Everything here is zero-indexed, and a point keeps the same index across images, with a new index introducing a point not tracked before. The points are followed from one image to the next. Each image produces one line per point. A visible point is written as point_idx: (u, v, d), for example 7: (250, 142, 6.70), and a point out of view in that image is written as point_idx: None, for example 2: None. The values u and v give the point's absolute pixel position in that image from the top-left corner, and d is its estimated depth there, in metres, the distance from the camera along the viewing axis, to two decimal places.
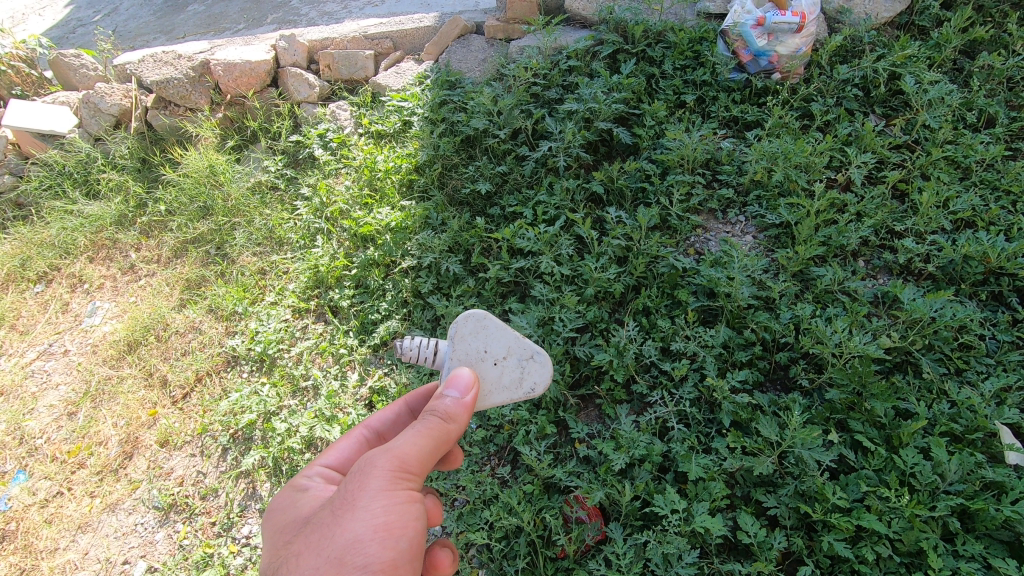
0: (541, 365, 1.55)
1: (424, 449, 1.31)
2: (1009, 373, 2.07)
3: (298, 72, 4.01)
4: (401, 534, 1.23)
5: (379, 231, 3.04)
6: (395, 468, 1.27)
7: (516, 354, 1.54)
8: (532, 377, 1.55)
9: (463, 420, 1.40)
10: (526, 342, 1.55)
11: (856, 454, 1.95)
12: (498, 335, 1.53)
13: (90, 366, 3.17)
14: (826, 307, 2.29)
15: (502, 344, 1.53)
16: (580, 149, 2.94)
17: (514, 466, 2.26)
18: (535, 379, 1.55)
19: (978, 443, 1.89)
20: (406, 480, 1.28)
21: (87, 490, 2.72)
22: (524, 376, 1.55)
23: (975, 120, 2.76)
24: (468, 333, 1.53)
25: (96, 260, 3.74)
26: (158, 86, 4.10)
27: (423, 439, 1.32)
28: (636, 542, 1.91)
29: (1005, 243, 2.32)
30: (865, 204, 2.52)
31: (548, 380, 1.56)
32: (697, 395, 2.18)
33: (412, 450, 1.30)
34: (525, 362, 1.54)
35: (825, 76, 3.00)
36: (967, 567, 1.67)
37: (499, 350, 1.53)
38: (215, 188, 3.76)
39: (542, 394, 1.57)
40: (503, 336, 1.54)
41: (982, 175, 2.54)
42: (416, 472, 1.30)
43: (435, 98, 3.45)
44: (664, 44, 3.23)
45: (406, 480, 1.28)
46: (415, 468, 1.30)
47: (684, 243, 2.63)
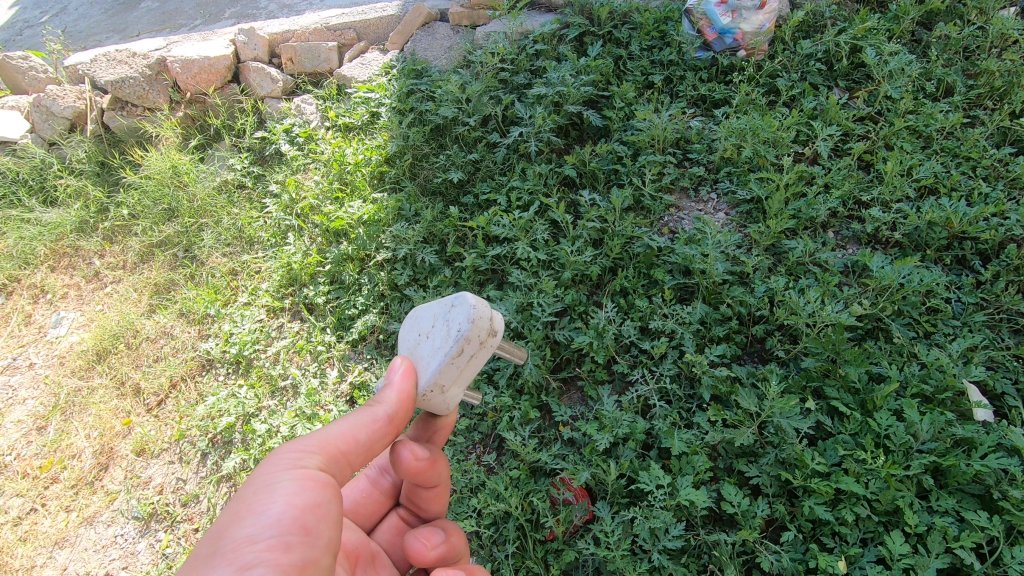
0: (460, 305, 1.27)
1: (332, 433, 1.24)
2: (974, 333, 2.14)
3: (259, 66, 3.94)
4: (268, 506, 1.10)
5: (351, 224, 3.00)
6: (290, 448, 1.20)
7: (440, 314, 1.31)
8: (456, 321, 1.26)
9: (396, 401, 1.31)
10: (445, 298, 1.32)
11: (832, 420, 1.99)
12: (423, 310, 1.37)
13: (58, 378, 3.07)
14: (799, 279, 2.33)
15: (465, 317, 1.26)
16: (551, 133, 2.94)
17: (499, 453, 2.27)
18: (459, 321, 1.26)
19: (947, 403, 1.95)
20: (303, 459, 1.19)
21: (62, 505, 2.65)
22: (450, 326, 1.28)
23: (934, 90, 2.82)
24: (410, 328, 1.41)
25: (58, 269, 3.62)
26: (113, 85, 3.98)
27: (341, 421, 1.28)
28: (623, 520, 1.93)
29: (966, 208, 2.38)
30: (833, 176, 2.56)
31: (474, 312, 1.25)
32: (677, 371, 2.20)
33: (298, 443, 1.21)
34: (446, 314, 1.29)
35: (789, 51, 3.04)
36: (941, 521, 1.72)
37: (426, 323, 1.34)
38: (180, 189, 3.66)
39: (476, 331, 1.25)
40: (460, 307, 1.27)
41: (942, 144, 2.60)
42: (316, 452, 1.21)
43: (402, 88, 3.41)
44: (630, 26, 3.25)
45: (304, 459, 1.19)
46: (318, 447, 1.21)
47: (658, 222, 2.64)
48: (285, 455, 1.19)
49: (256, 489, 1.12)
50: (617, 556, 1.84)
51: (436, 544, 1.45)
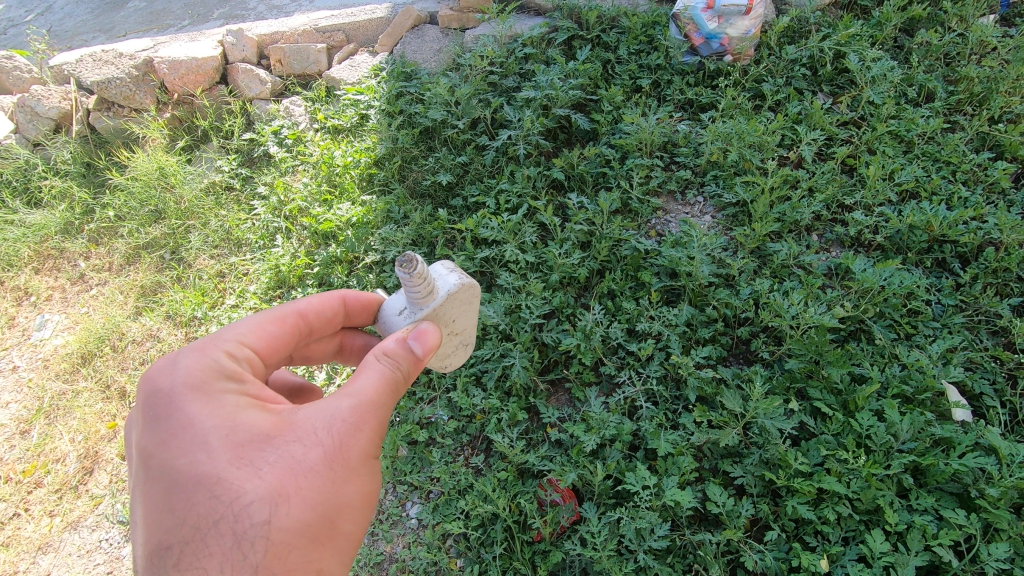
0: (463, 352, 1.92)
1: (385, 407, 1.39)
2: (954, 335, 2.18)
3: (248, 68, 3.94)
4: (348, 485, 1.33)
5: (340, 227, 3.01)
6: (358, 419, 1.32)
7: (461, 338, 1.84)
8: (452, 358, 1.90)
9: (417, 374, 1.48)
10: (472, 331, 1.85)
11: (815, 420, 2.02)
12: (467, 314, 1.74)
13: (42, 382, 3.05)
14: (783, 281, 2.37)
15: (456, 361, 1.93)
16: (540, 136, 2.96)
17: (487, 455, 2.28)
18: (453, 359, 1.91)
19: (927, 403, 1.99)
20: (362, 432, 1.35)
21: (46, 510, 2.63)
22: (450, 354, 1.87)
23: (915, 95, 2.87)
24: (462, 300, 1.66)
25: (42, 271, 3.59)
26: (99, 87, 3.95)
27: (388, 395, 1.38)
28: (610, 520, 1.95)
29: (946, 212, 2.42)
30: (816, 180, 2.60)
31: (457, 363, 1.95)
32: (663, 372, 2.22)
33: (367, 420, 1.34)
34: (461, 344, 1.86)
35: (774, 56, 3.08)
36: (921, 520, 1.75)
37: (460, 326, 1.75)
38: (167, 190, 3.64)
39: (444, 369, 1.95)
40: (464, 353, 1.92)
41: (923, 148, 2.64)
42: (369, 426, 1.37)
43: (391, 91, 3.41)
44: (618, 30, 3.28)
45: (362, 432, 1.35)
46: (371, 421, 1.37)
47: (645, 225, 2.67)
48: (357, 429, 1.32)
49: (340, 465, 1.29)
50: (604, 556, 1.85)
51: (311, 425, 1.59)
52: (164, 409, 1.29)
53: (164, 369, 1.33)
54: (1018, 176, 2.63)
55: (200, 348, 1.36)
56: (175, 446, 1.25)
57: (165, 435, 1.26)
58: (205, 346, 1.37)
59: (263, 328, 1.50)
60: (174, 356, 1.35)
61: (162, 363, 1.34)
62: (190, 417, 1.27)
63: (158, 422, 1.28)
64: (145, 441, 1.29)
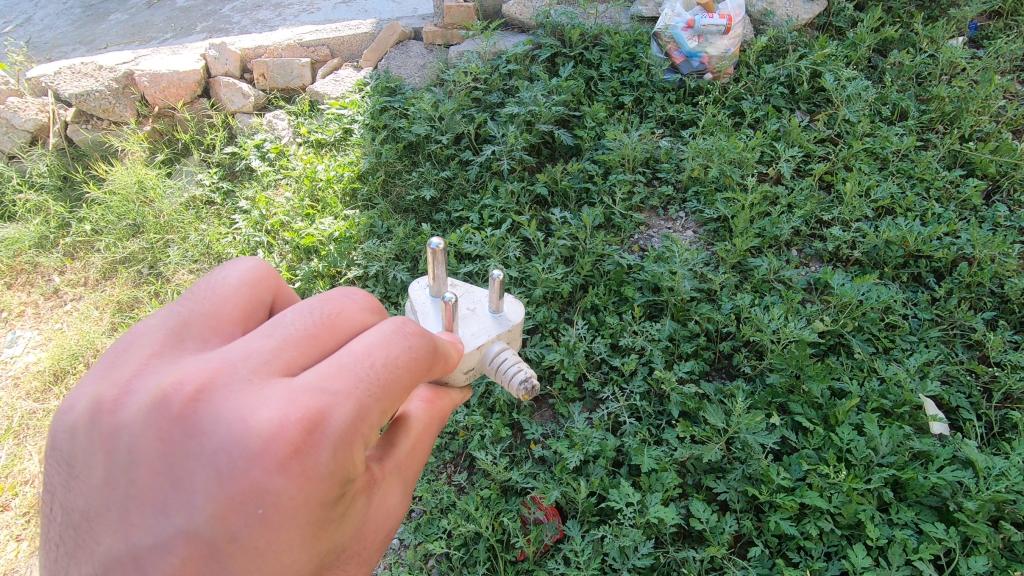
0: None
1: None
2: (930, 348, 2.21)
3: (230, 81, 3.91)
4: None
5: (322, 241, 2.99)
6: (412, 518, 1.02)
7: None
8: None
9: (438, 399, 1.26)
10: None
11: (796, 435, 2.03)
12: None
13: (12, 400, 2.97)
14: (764, 296, 2.39)
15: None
16: (523, 152, 2.97)
17: (470, 473, 2.26)
18: None
19: (906, 416, 2.01)
20: None
21: (12, 534, 2.55)
22: None
23: (889, 114, 2.93)
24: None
25: (15, 286, 3.51)
26: (77, 99, 3.92)
27: None
28: (593, 538, 1.94)
29: (921, 228, 2.47)
30: (795, 196, 2.64)
31: None
32: (646, 388, 2.23)
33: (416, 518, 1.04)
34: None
35: (753, 75, 3.14)
36: (901, 534, 1.77)
37: None
38: (146, 204, 3.59)
39: None
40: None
41: (898, 165, 2.70)
42: None
43: (375, 105, 3.41)
44: (601, 47, 3.32)
45: None
46: None
47: (628, 240, 2.69)
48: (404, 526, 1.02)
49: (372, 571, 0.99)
50: None
51: None
52: (209, 498, 0.69)
53: (240, 426, 0.69)
54: (988, 194, 2.70)
55: (343, 436, 0.73)
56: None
57: (187, 546, 0.69)
58: (314, 428, 0.71)
59: (403, 398, 0.80)
60: (269, 403, 0.71)
61: (249, 393, 0.71)
62: (247, 541, 0.70)
63: (187, 515, 0.69)
64: (142, 507, 0.71)
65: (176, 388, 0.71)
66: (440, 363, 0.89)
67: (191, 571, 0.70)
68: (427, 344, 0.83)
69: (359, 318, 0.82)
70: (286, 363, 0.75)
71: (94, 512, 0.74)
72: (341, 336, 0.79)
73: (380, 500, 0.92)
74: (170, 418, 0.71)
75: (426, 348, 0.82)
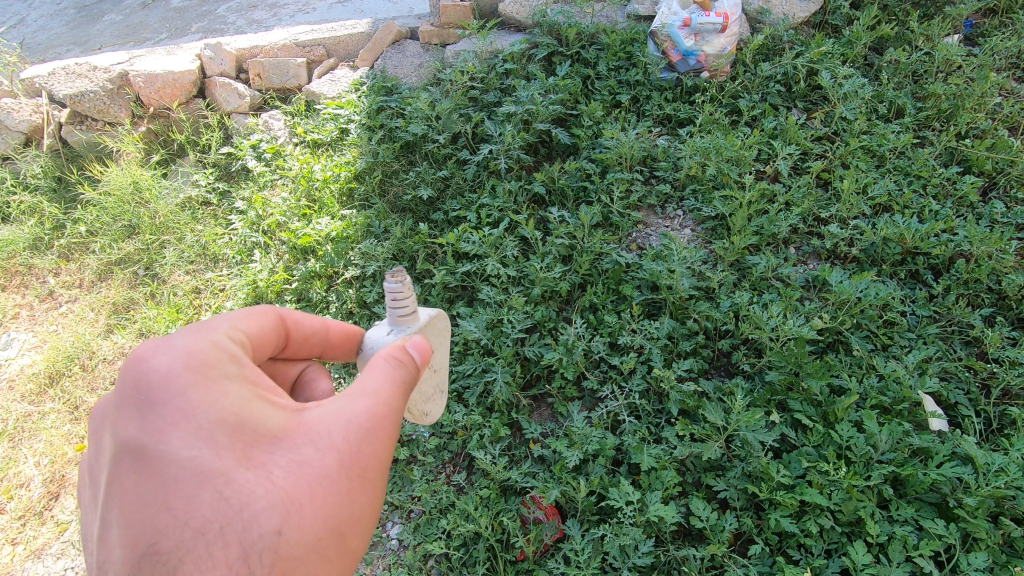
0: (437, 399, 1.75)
1: (395, 408, 1.23)
2: (929, 345, 2.21)
3: (226, 82, 3.90)
4: (361, 489, 1.13)
5: (319, 241, 2.98)
6: (368, 418, 1.18)
7: (438, 380, 1.74)
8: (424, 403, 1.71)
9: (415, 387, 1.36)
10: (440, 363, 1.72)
11: (796, 432, 2.03)
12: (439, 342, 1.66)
13: (7, 403, 2.95)
14: (762, 293, 2.39)
15: (433, 412, 1.79)
16: (520, 151, 2.97)
17: (469, 473, 2.26)
18: (426, 406, 1.72)
19: (904, 413, 2.02)
20: (378, 430, 1.18)
21: (8, 537, 2.53)
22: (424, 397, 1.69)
23: (886, 111, 2.94)
24: (433, 325, 1.60)
25: (9, 289, 3.50)
26: (71, 100, 3.90)
27: (395, 395, 1.25)
28: (593, 537, 1.94)
29: (918, 225, 2.47)
30: (793, 194, 2.64)
31: (434, 412, 1.74)
32: (645, 386, 2.23)
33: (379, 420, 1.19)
34: (437, 389, 1.75)
35: (749, 73, 3.14)
36: (901, 531, 1.77)
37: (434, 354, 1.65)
38: (141, 205, 3.57)
39: (423, 420, 1.74)
40: (441, 399, 1.80)
41: (895, 163, 2.71)
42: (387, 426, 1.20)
43: (372, 105, 3.41)
44: (598, 46, 3.32)
45: (379, 430, 1.18)
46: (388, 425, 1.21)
47: (626, 239, 2.69)
48: (371, 427, 1.17)
49: (359, 467, 1.14)
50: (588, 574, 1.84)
51: None
52: (159, 438, 1.03)
53: (154, 379, 1.08)
54: (985, 190, 2.71)
55: (196, 367, 1.10)
56: (166, 495, 0.99)
57: (149, 473, 1.01)
58: (205, 356, 1.12)
59: (227, 344, 1.18)
60: (177, 348, 1.12)
61: (166, 349, 1.12)
62: (180, 453, 1.02)
63: (148, 454, 1.03)
64: (124, 476, 1.03)
65: (124, 377, 1.09)
66: (244, 326, 1.26)
67: (163, 491, 1.00)
68: (274, 315, 1.36)
69: (270, 318, 1.34)
70: (178, 346, 1.12)
71: (111, 512, 1.04)
72: (254, 324, 1.28)
73: (303, 416, 1.15)
74: (123, 406, 1.08)
75: (275, 316, 1.36)
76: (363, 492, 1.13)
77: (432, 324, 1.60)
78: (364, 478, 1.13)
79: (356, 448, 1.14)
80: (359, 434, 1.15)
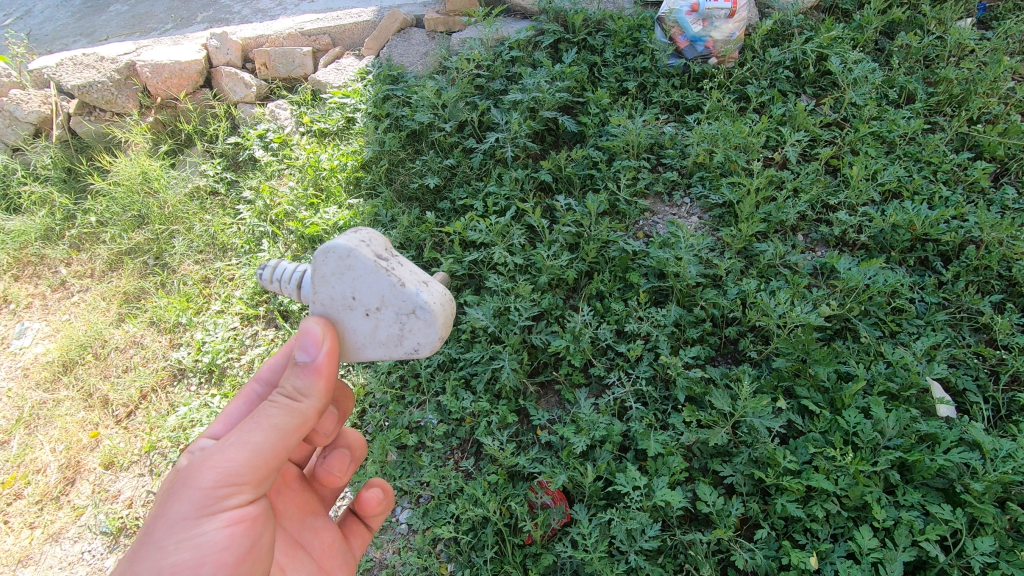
0: (423, 323, 1.43)
1: (257, 453, 1.29)
2: (937, 332, 2.20)
3: (232, 71, 3.89)
4: (199, 569, 1.22)
5: (327, 230, 2.99)
6: (210, 488, 1.24)
7: (396, 308, 1.42)
8: (414, 337, 1.44)
9: (320, 390, 1.39)
10: (404, 295, 1.41)
11: (803, 418, 2.04)
12: (369, 281, 1.40)
13: (22, 391, 3.00)
14: (770, 281, 2.39)
15: (425, 339, 1.44)
16: (527, 139, 2.96)
17: (477, 459, 2.28)
18: (418, 340, 1.45)
19: (912, 399, 2.02)
20: (227, 495, 1.26)
21: (26, 522, 2.58)
22: (403, 333, 1.44)
23: (896, 97, 2.91)
24: (333, 274, 1.40)
25: (22, 278, 3.53)
26: (80, 90, 3.92)
27: (263, 439, 1.29)
28: (600, 522, 1.95)
29: (928, 211, 2.45)
30: (801, 180, 2.62)
31: (432, 339, 1.45)
32: (652, 373, 2.23)
33: (222, 479, 1.25)
34: (405, 317, 1.42)
35: (758, 59, 3.11)
36: (908, 515, 1.78)
37: (371, 301, 1.42)
38: (150, 195, 3.59)
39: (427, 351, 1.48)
40: (425, 326, 1.43)
41: (905, 149, 2.68)
42: (242, 483, 1.28)
43: (378, 94, 3.41)
44: (604, 33, 3.30)
45: (228, 494, 1.26)
46: (241, 478, 1.27)
47: (633, 226, 2.68)
48: (210, 495, 1.25)
49: (180, 543, 1.22)
50: (595, 558, 1.86)
51: (347, 466, 1.72)
52: None
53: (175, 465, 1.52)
54: (997, 176, 2.68)
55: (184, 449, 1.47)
56: None
57: None
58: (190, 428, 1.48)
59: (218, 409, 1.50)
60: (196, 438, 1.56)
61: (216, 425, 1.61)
62: None
63: None
64: None
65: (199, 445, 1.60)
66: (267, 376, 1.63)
67: None
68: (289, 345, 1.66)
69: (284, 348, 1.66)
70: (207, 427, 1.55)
71: None
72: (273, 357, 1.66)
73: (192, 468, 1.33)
74: None
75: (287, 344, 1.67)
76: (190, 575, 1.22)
77: (331, 274, 1.41)
78: (191, 553, 1.22)
79: (175, 530, 1.23)
80: (175, 515, 1.23)
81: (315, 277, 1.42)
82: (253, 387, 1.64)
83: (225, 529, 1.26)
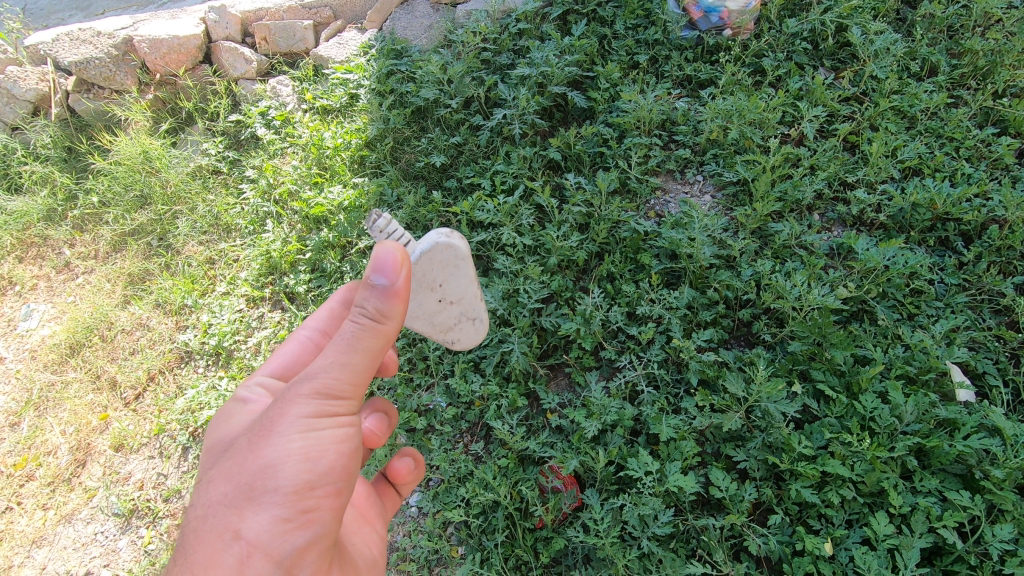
0: (472, 328, 1.70)
1: (350, 360, 1.22)
2: (957, 314, 2.16)
3: (231, 46, 3.80)
4: (320, 457, 1.20)
5: (331, 211, 2.94)
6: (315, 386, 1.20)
7: (465, 311, 1.64)
8: (458, 332, 1.70)
9: (399, 311, 1.26)
10: (476, 305, 1.65)
11: (818, 403, 2.01)
12: (463, 282, 1.55)
13: (30, 373, 2.99)
14: (785, 262, 2.34)
15: (465, 338, 1.72)
16: (535, 115, 2.89)
17: (487, 442, 2.27)
18: (458, 335, 1.71)
19: (930, 383, 1.98)
20: (330, 395, 1.21)
21: (39, 503, 2.59)
22: (452, 328, 1.67)
23: (919, 69, 2.81)
24: (442, 263, 1.47)
25: (26, 260, 3.50)
26: (77, 67, 3.84)
27: (352, 345, 1.22)
28: (612, 507, 1.94)
29: (949, 189, 2.39)
30: (818, 157, 2.55)
31: (467, 339, 1.74)
32: (664, 356, 2.20)
33: (324, 380, 1.20)
34: (464, 321, 1.66)
35: (774, 30, 3.00)
36: (925, 502, 1.75)
37: (454, 296, 1.57)
38: (152, 175, 3.54)
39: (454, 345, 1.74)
40: (473, 330, 1.71)
41: (927, 124, 2.60)
42: (341, 386, 1.22)
43: (381, 69, 3.33)
44: (614, 3, 3.19)
45: (331, 395, 1.22)
46: (339, 382, 1.21)
47: (644, 205, 2.62)
48: (318, 395, 1.20)
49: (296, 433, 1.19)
50: (607, 543, 1.85)
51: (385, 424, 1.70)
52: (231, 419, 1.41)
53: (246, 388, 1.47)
54: None
55: None
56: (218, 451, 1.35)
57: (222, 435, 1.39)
58: None
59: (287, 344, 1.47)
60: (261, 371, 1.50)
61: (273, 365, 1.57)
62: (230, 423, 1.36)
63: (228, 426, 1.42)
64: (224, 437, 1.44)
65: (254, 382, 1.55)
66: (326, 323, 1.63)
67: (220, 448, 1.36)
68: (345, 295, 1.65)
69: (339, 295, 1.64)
70: None
71: None
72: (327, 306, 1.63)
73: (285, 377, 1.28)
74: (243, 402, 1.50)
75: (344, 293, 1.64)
76: (310, 462, 1.19)
77: (440, 262, 1.47)
78: (306, 445, 1.19)
79: (289, 423, 1.19)
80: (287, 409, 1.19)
81: (422, 256, 1.44)
82: (304, 331, 1.63)
83: (334, 425, 1.22)
